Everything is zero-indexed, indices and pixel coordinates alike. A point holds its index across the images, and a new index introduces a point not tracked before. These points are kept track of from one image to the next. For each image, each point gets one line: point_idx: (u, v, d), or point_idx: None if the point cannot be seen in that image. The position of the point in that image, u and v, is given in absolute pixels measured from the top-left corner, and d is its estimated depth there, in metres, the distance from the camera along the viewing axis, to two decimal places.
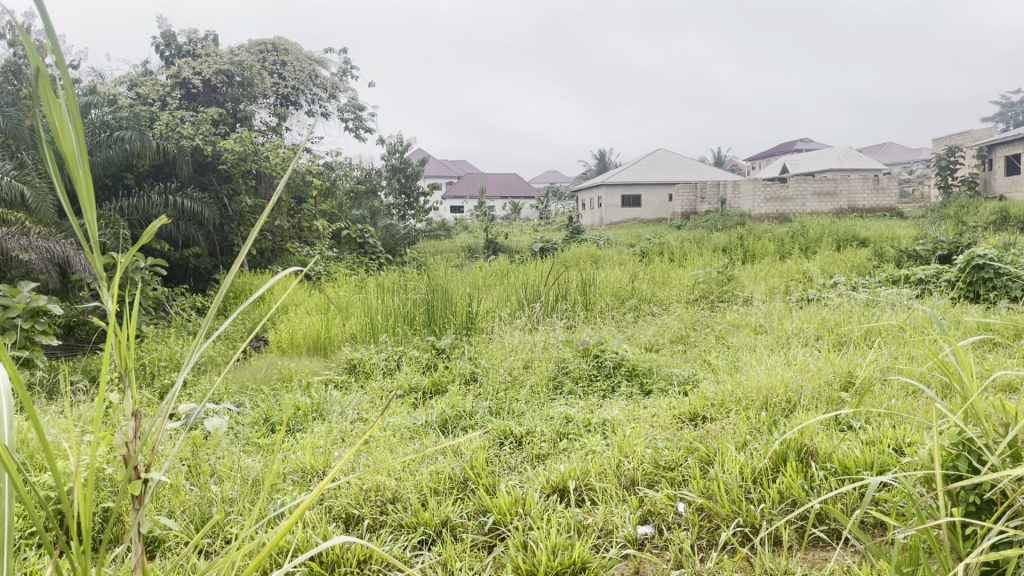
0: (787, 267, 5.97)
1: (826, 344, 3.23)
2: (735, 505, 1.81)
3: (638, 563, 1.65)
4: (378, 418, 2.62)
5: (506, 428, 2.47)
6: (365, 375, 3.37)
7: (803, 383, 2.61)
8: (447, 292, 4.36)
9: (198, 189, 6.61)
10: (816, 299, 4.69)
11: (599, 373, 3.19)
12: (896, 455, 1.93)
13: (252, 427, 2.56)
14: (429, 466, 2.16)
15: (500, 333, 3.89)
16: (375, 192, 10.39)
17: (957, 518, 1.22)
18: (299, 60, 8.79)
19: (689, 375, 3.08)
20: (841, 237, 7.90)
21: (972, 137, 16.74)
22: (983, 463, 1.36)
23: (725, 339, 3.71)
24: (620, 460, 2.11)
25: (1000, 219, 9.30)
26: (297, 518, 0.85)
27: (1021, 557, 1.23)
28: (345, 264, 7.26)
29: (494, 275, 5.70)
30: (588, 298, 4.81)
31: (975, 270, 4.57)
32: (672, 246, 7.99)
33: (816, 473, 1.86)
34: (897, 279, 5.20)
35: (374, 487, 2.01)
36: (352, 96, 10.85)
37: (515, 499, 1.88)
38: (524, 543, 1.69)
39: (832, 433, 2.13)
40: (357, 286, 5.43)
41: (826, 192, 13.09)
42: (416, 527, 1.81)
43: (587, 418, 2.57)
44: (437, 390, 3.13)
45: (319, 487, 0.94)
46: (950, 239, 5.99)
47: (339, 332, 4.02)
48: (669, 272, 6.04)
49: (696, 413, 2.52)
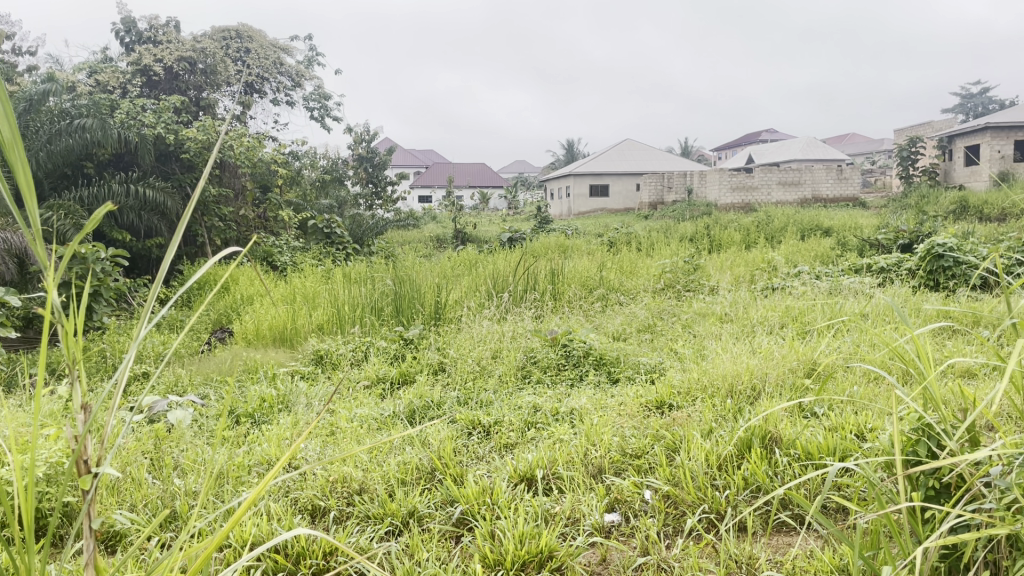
0: (752, 257, 6.02)
1: (790, 333, 3.28)
2: (700, 492, 1.83)
3: (605, 550, 1.66)
4: (346, 410, 2.60)
5: (474, 419, 2.47)
6: (332, 366, 3.34)
7: (766, 370, 2.63)
8: (415, 282, 4.36)
9: (161, 178, 6.50)
10: (780, 287, 4.75)
11: (567, 362, 3.21)
12: (857, 441, 1.97)
13: (216, 419, 2.53)
14: (396, 456, 2.15)
15: (469, 323, 3.88)
16: (341, 181, 10.38)
17: (916, 503, 1.24)
18: (263, 47, 8.67)
19: (656, 363, 3.10)
20: (804, 226, 8.02)
21: (932, 128, 17.05)
22: (941, 448, 1.38)
23: (691, 327, 3.75)
24: (587, 449, 2.12)
25: (958, 209, 9.48)
26: (254, 499, 0.90)
27: (977, 541, 1.26)
28: (312, 254, 7.21)
29: (462, 265, 5.69)
30: (556, 287, 4.82)
31: (935, 259, 4.66)
32: (640, 236, 8.02)
33: (779, 459, 1.89)
34: (860, 267, 5.28)
35: (341, 479, 2.00)
36: (318, 84, 10.74)
37: (482, 488, 1.88)
38: (492, 533, 1.68)
39: (795, 420, 2.16)
40: (323, 276, 5.40)
41: (791, 181, 13.23)
42: (382, 518, 1.80)
43: (555, 407, 2.57)
44: (405, 380, 3.12)
45: (267, 478, 0.97)
46: (910, 228, 6.11)
47: (305, 322, 3.98)
48: (636, 261, 6.08)
49: (663, 400, 2.54)
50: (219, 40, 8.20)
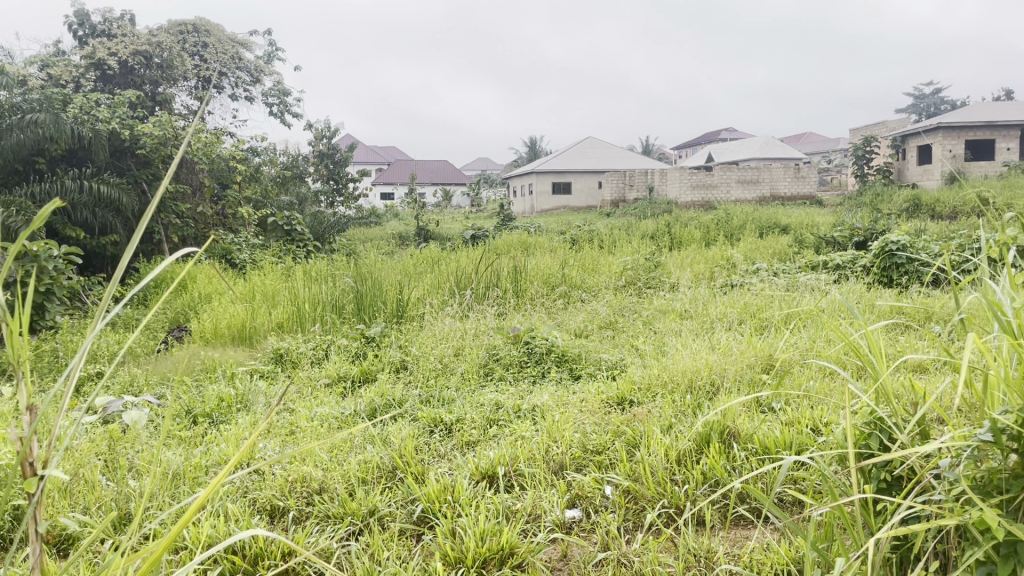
0: (712, 254, 6.09)
1: (748, 329, 3.32)
2: (660, 486, 1.85)
3: (566, 546, 1.66)
4: (306, 409, 2.58)
5: (436, 416, 2.47)
6: (292, 365, 3.31)
7: (725, 366, 2.66)
8: (376, 280, 4.34)
9: (116, 174, 6.36)
10: (739, 284, 4.82)
11: (529, 359, 3.22)
12: (812, 434, 2.01)
13: (173, 420, 2.49)
14: (357, 456, 2.14)
15: (431, 321, 3.88)
16: (302, 177, 10.30)
17: (869, 494, 1.28)
18: (221, 42, 8.52)
19: (617, 360, 3.12)
20: (763, 224, 8.13)
21: (886, 127, 17.40)
22: (893, 440, 1.42)
23: (652, 324, 3.79)
24: (549, 446, 2.13)
25: (911, 207, 9.69)
26: (209, 495, 0.87)
27: (927, 531, 1.29)
28: (271, 251, 7.13)
29: (425, 262, 5.67)
30: (518, 284, 4.83)
31: (889, 257, 4.76)
32: (602, 233, 8.07)
33: (737, 454, 1.92)
34: (817, 264, 5.38)
35: (300, 478, 1.98)
36: (278, 79, 10.62)
37: (444, 486, 1.88)
38: (453, 531, 1.68)
39: (753, 414, 2.20)
40: (284, 274, 5.34)
41: (749, 179, 13.39)
42: (342, 518, 1.79)
43: (517, 404, 2.58)
44: (366, 378, 3.09)
45: (220, 480, 0.94)
46: (865, 226, 6.24)
47: (264, 321, 3.92)
48: (598, 258, 6.12)
49: (624, 397, 2.56)
50: (175, 33, 8.05)
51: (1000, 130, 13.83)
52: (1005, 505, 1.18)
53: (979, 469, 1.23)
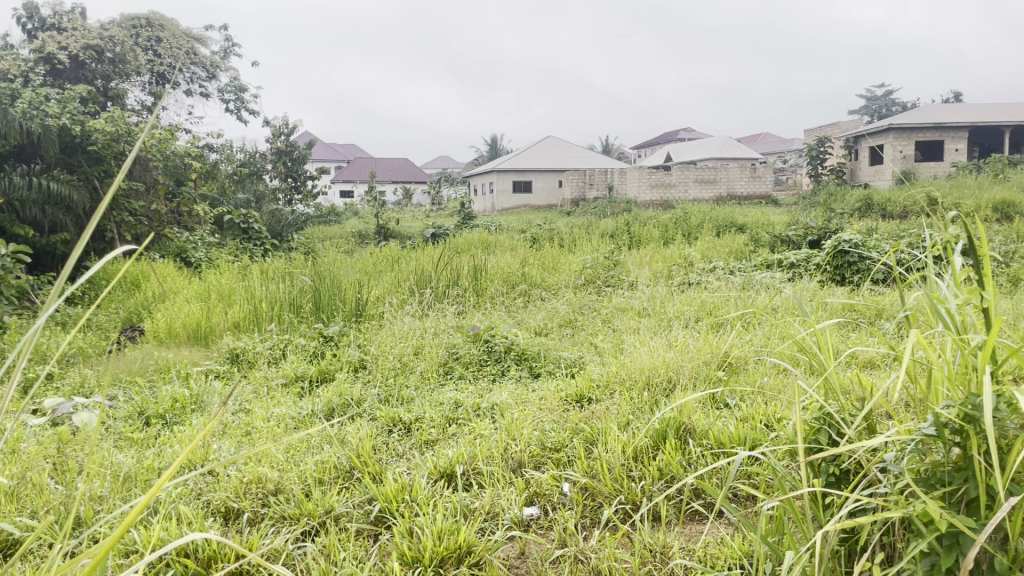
0: (670, 252, 6.16)
1: (704, 326, 3.37)
2: (617, 483, 1.87)
3: (523, 544, 1.67)
4: (262, 409, 2.55)
5: (395, 416, 2.46)
6: (248, 364, 3.27)
7: (682, 363, 2.69)
8: (335, 279, 4.31)
9: (66, 171, 6.22)
10: (696, 282, 4.88)
11: (489, 358, 3.22)
12: (766, 430, 2.04)
13: (125, 422, 2.44)
14: (314, 456, 2.12)
15: (390, 320, 3.87)
16: (259, 175, 10.19)
17: (817, 488, 1.30)
18: (175, 37, 8.39)
19: (576, 358, 3.14)
20: (720, 223, 8.25)
21: (840, 128, 17.72)
22: (841, 435, 1.45)
23: (611, 322, 3.81)
24: (508, 443, 2.14)
25: (863, 206, 9.89)
26: (153, 494, 0.85)
27: (874, 524, 1.32)
28: (228, 250, 7.03)
29: (384, 261, 5.64)
30: (478, 283, 4.83)
31: (841, 255, 4.87)
32: (562, 232, 8.10)
33: (692, 449, 1.94)
34: (771, 262, 5.46)
35: (256, 479, 1.96)
36: (234, 75, 10.48)
37: (401, 486, 1.87)
38: (411, 530, 1.67)
39: (709, 411, 2.23)
40: (241, 273, 5.28)
41: (706, 179, 13.54)
42: (298, 519, 1.78)
43: (477, 402, 2.59)
44: (324, 378, 3.07)
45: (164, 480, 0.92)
46: (818, 225, 6.37)
47: (220, 320, 3.86)
48: (557, 256, 6.14)
49: (582, 394, 2.58)
50: (128, 28, 7.90)
51: (948, 131, 14.18)
52: (948, 497, 1.21)
53: (922, 462, 1.26)
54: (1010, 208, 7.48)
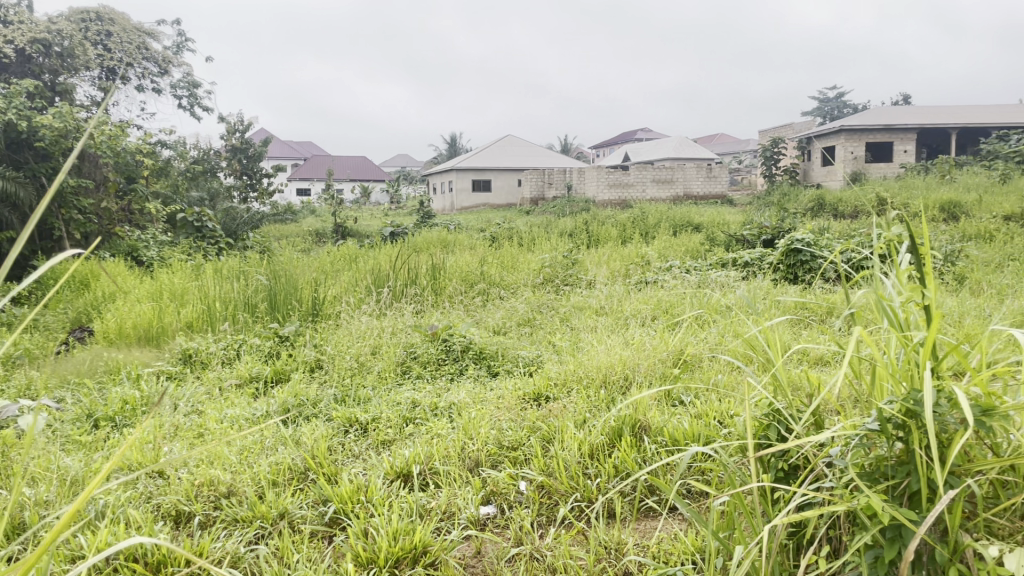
0: (627, 251, 6.20)
1: (661, 325, 3.40)
2: (573, 481, 1.88)
3: (479, 543, 1.66)
4: (216, 411, 2.51)
5: (351, 416, 2.44)
6: (201, 365, 3.21)
7: (638, 361, 2.72)
8: (290, 278, 4.26)
9: (11, 168, 6.04)
10: (653, 282, 4.91)
11: (447, 357, 3.21)
12: (719, 427, 2.07)
13: (73, 425, 2.38)
14: (268, 457, 2.09)
15: (347, 319, 3.84)
16: (214, 172, 10.03)
17: (766, 483, 1.32)
18: (126, 31, 8.21)
19: (534, 357, 3.15)
20: (677, 222, 8.34)
21: (793, 129, 18.03)
22: (789, 431, 1.47)
23: (569, 321, 3.83)
24: (465, 443, 2.13)
25: (815, 206, 10.06)
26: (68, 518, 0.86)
27: (820, 517, 1.35)
28: (181, 248, 6.89)
29: (342, 260, 5.58)
30: (436, 282, 4.81)
31: (794, 253, 4.95)
32: (521, 231, 8.12)
33: (647, 447, 1.96)
34: (726, 262, 5.52)
35: (208, 482, 1.92)
36: (187, 71, 10.29)
37: (357, 487, 1.85)
38: (366, 531, 1.66)
39: (664, 408, 2.26)
40: (194, 271, 5.20)
41: (664, 179, 13.67)
42: (251, 521, 1.75)
43: (434, 402, 2.57)
44: (279, 378, 3.03)
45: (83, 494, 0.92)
46: (772, 224, 6.47)
47: (172, 320, 3.78)
48: (516, 255, 6.13)
49: (540, 392, 2.59)
50: (76, 21, 7.71)
51: (897, 133, 14.52)
52: (891, 491, 1.23)
53: (867, 456, 1.29)
54: (956, 208, 7.69)
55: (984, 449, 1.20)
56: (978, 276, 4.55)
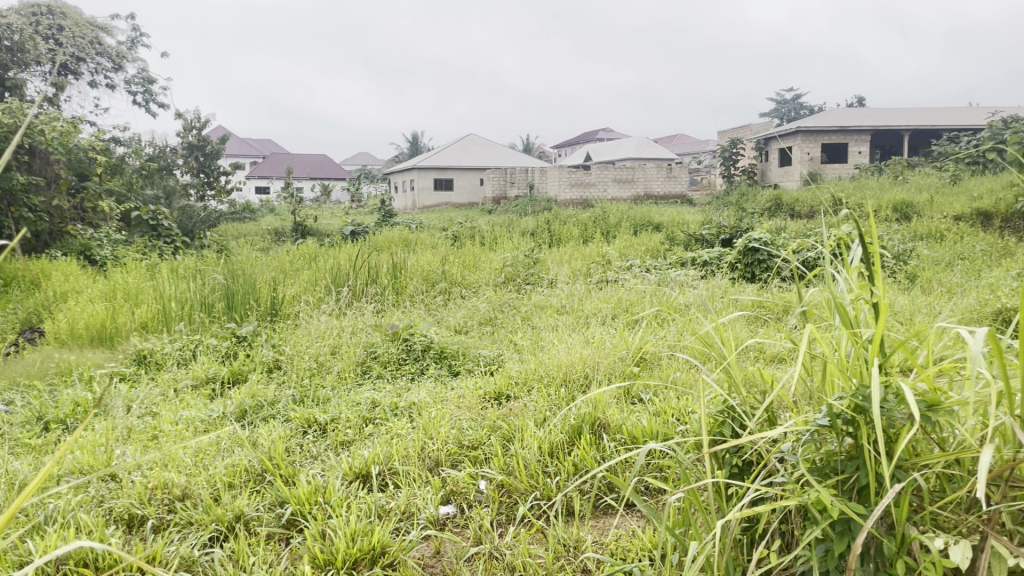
0: (589, 250, 6.23)
1: (621, 323, 3.43)
2: (532, 479, 1.88)
3: (439, 543, 1.66)
4: (171, 412, 2.46)
5: (310, 417, 2.41)
6: (156, 366, 3.15)
7: (599, 359, 2.73)
8: (248, 277, 4.20)
9: None
10: (613, 280, 4.95)
11: (408, 357, 3.19)
12: (677, 423, 2.09)
13: (23, 428, 2.32)
14: (223, 460, 2.06)
15: (306, 318, 3.81)
16: (170, 170, 9.86)
17: (721, 479, 1.34)
18: (78, 25, 8.02)
19: (495, 356, 3.15)
20: (637, 221, 8.40)
21: (751, 129, 18.27)
22: (744, 428, 1.49)
23: (530, 320, 3.84)
24: (424, 443, 2.12)
25: (773, 206, 10.21)
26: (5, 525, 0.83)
27: (774, 512, 1.36)
28: (136, 247, 6.75)
29: (301, 259, 5.52)
30: (397, 281, 4.78)
31: (751, 253, 5.03)
32: (483, 230, 8.11)
33: (607, 445, 1.97)
34: (685, 261, 5.57)
35: (161, 485, 1.89)
36: (142, 67, 10.10)
37: (314, 488, 1.83)
38: (323, 532, 1.64)
39: (623, 406, 2.28)
40: (149, 270, 5.11)
41: (625, 179, 13.76)
42: (206, 524, 1.72)
43: (394, 402, 2.56)
44: (236, 379, 2.98)
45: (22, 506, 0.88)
46: (730, 224, 6.56)
47: (126, 320, 3.70)
48: (478, 255, 6.12)
49: (501, 391, 2.59)
50: (27, 15, 7.50)
51: (852, 135, 14.80)
52: (840, 485, 1.26)
53: (818, 452, 1.31)
54: (908, 208, 7.86)
55: (931, 444, 1.23)
56: (930, 274, 4.66)
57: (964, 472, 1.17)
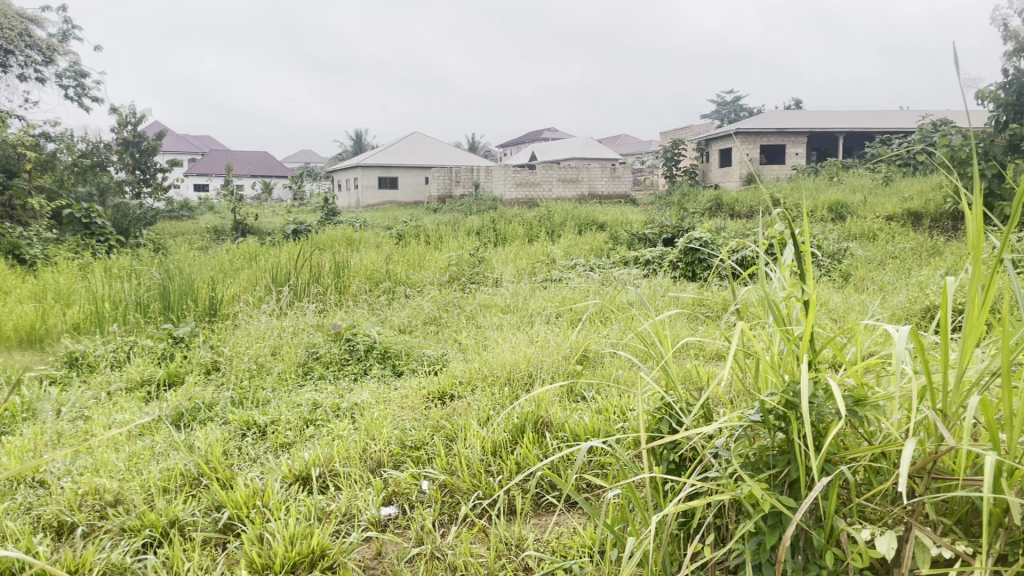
0: (533, 249, 6.24)
1: (565, 322, 3.46)
2: (474, 479, 1.88)
3: (380, 544, 1.64)
4: (104, 416, 2.39)
5: (248, 419, 2.36)
6: (88, 369, 3.06)
7: (542, 358, 2.74)
8: (185, 276, 4.10)
9: None
10: (558, 279, 4.97)
11: (351, 357, 3.15)
12: (619, 420, 2.12)
13: None
14: (158, 464, 2.01)
15: (246, 319, 3.74)
16: (104, 166, 9.56)
17: (658, 475, 1.35)
18: (6, 16, 7.71)
19: (439, 355, 3.13)
20: (582, 220, 8.45)
21: (693, 130, 18.57)
22: (680, 424, 1.51)
23: (475, 319, 3.83)
24: (366, 444, 2.10)
25: (713, 206, 10.37)
26: None
27: (708, 506, 1.38)
28: (68, 247, 6.52)
29: (241, 258, 5.41)
30: (339, 281, 4.72)
31: (693, 253, 5.10)
32: (427, 229, 8.06)
33: (550, 443, 1.98)
34: (628, 260, 5.63)
35: (92, 491, 1.83)
36: (74, 60, 9.79)
37: (252, 491, 1.80)
38: (261, 536, 1.60)
39: (565, 404, 2.29)
40: (81, 270, 4.94)
41: (570, 178, 13.83)
42: (139, 530, 1.67)
43: (336, 403, 2.53)
44: (172, 381, 2.91)
45: None
46: (673, 223, 6.65)
47: (57, 321, 3.58)
48: (422, 254, 6.04)
49: (445, 391, 2.58)
50: None
51: (790, 137, 15.14)
52: (772, 480, 1.28)
53: (750, 447, 1.34)
54: (843, 208, 8.08)
55: (858, 438, 1.26)
56: (862, 273, 4.79)
57: (890, 464, 1.20)
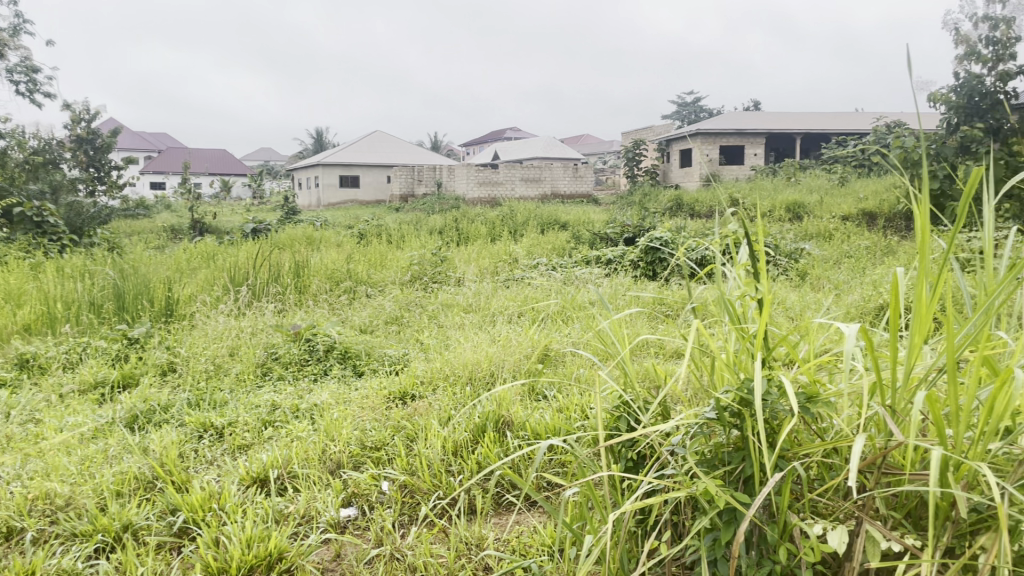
0: (496, 249, 6.23)
1: (527, 321, 3.46)
2: (435, 479, 1.87)
3: (339, 546, 1.63)
4: (55, 419, 2.34)
5: (205, 421, 2.32)
6: (39, 371, 2.98)
7: (504, 357, 2.74)
8: (141, 276, 4.02)
9: None
10: (520, 279, 4.98)
11: (311, 357, 3.11)
12: (580, 419, 2.12)
13: None
14: (111, 467, 1.97)
15: (203, 319, 3.68)
16: (56, 163, 9.33)
17: (616, 472, 1.36)
18: None
19: (400, 355, 3.11)
20: (544, 220, 8.47)
21: (654, 131, 18.72)
22: (638, 422, 1.52)
23: (436, 318, 3.81)
24: (325, 445, 2.08)
25: (674, 206, 10.47)
26: None
27: (666, 503, 1.39)
28: (18, 246, 6.35)
29: (198, 257, 5.32)
30: (299, 281, 4.66)
31: (653, 252, 5.14)
32: (389, 228, 8.02)
33: (510, 443, 1.98)
34: (590, 259, 5.65)
35: (43, 495, 1.79)
36: (25, 54, 9.55)
37: (209, 493, 1.77)
38: (217, 540, 1.58)
39: (526, 403, 2.29)
40: (32, 270, 4.81)
41: (532, 177, 13.84)
42: (91, 535, 1.64)
43: (295, 404, 2.49)
44: (127, 383, 2.85)
45: None
46: (634, 223, 6.69)
47: (6, 322, 3.48)
48: (385, 254, 5.92)
49: (406, 391, 2.57)
50: None
51: (748, 138, 15.34)
52: (727, 476, 1.29)
53: (706, 444, 1.35)
54: (800, 208, 8.21)
55: (811, 434, 1.28)
56: (818, 272, 4.87)
57: (842, 459, 1.22)
